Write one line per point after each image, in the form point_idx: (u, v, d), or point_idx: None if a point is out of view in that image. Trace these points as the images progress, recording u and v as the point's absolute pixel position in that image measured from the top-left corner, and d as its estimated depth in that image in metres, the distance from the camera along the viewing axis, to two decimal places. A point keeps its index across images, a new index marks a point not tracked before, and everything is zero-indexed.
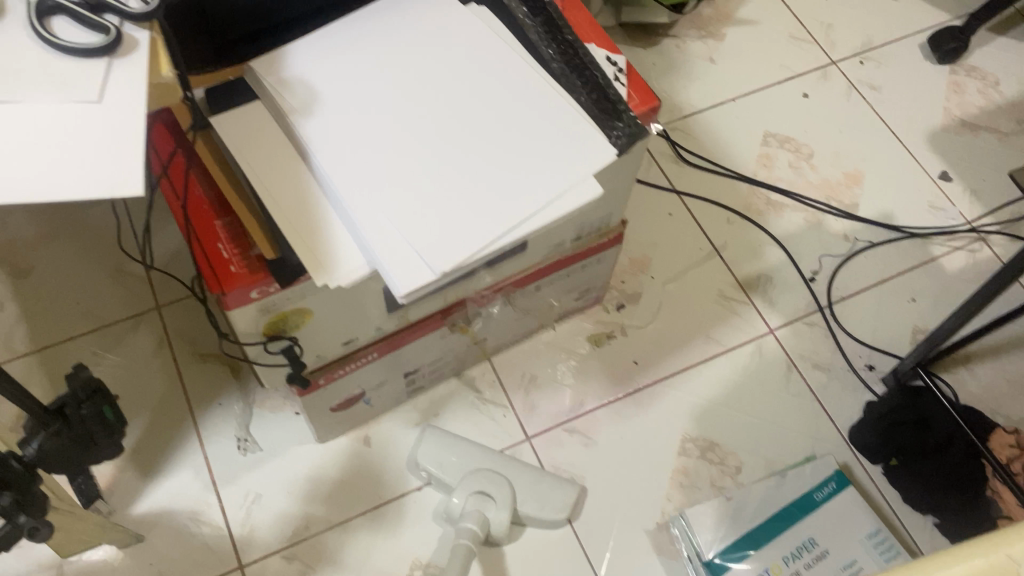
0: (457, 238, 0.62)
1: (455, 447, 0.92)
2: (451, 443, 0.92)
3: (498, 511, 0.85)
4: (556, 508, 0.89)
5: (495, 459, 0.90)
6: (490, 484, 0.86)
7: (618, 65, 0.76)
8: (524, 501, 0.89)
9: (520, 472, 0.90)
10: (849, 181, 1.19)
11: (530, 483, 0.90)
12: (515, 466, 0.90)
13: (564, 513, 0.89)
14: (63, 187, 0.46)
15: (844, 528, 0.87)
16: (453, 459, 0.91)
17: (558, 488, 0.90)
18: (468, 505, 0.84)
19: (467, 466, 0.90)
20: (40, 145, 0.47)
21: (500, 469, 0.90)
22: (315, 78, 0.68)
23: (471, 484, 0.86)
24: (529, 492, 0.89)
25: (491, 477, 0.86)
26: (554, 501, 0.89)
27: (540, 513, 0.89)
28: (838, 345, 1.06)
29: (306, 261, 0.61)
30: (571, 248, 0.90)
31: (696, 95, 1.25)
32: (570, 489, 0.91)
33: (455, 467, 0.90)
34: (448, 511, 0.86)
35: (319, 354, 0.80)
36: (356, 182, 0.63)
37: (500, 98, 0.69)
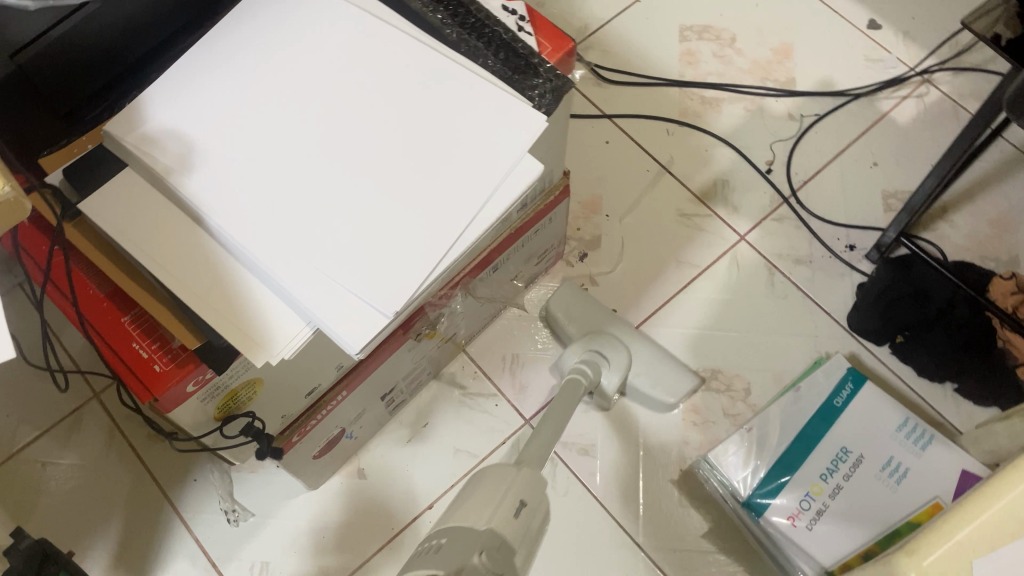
0: (403, 267, 0.54)
1: (587, 307, 0.93)
2: (585, 300, 0.93)
3: (610, 375, 0.84)
4: (667, 390, 0.90)
5: (621, 327, 0.91)
6: (606, 346, 0.85)
7: (518, 13, 0.67)
8: (637, 377, 0.90)
9: (644, 347, 0.91)
10: (779, 56, 1.12)
11: (646, 358, 0.91)
12: (638, 341, 0.91)
13: (672, 398, 0.90)
14: None
15: (872, 427, 0.83)
16: (582, 312, 0.92)
17: (677, 372, 0.91)
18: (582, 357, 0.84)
19: (593, 323, 0.91)
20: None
21: (622, 336, 0.90)
22: (188, 126, 0.58)
23: (590, 341, 0.85)
24: (645, 366, 0.90)
25: (611, 341, 0.85)
26: (667, 382, 0.90)
27: (651, 390, 0.90)
28: (813, 233, 1.01)
29: (236, 341, 0.53)
30: (518, 217, 0.82)
31: (600, 6, 1.16)
32: (687, 377, 0.91)
33: (581, 322, 0.92)
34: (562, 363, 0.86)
35: (284, 413, 0.72)
36: (269, 237, 0.55)
37: (404, 91, 0.60)
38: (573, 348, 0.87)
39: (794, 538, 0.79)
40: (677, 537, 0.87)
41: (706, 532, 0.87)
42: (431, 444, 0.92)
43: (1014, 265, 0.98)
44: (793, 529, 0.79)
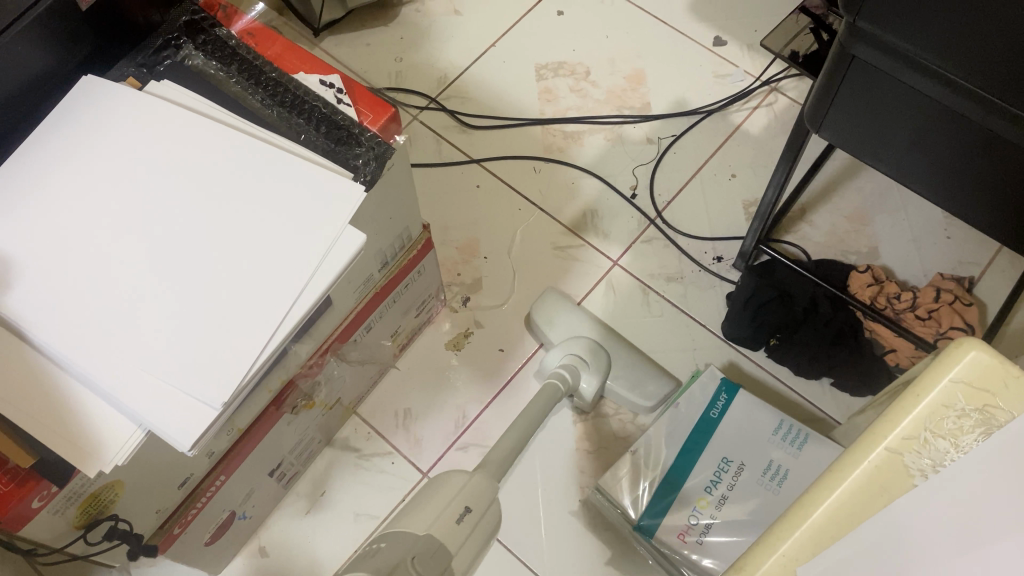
0: (227, 354, 0.55)
1: (566, 315, 0.97)
2: (566, 308, 0.97)
3: (589, 377, 0.89)
4: (642, 395, 0.93)
5: (603, 333, 0.96)
6: (587, 348, 0.90)
7: (335, 85, 0.68)
8: (615, 381, 0.93)
9: (626, 351, 0.95)
10: (632, 83, 1.15)
11: (627, 361, 0.94)
12: (619, 345, 0.95)
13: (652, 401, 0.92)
14: None
15: (750, 434, 0.86)
16: (563, 318, 0.97)
17: (654, 376, 0.93)
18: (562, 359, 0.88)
19: (576, 329, 0.96)
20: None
21: (603, 341, 0.94)
22: (3, 243, 0.58)
23: (570, 344, 0.90)
24: (622, 371, 0.93)
25: (592, 344, 0.89)
26: (643, 385, 0.93)
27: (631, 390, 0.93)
28: (682, 250, 1.04)
29: (68, 455, 0.53)
30: (382, 276, 0.84)
31: (456, 55, 1.18)
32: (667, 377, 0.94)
33: (563, 328, 0.96)
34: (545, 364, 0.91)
35: (159, 508, 0.71)
36: (91, 343, 0.55)
37: (221, 178, 0.61)
38: (554, 352, 0.91)
39: (685, 554, 0.80)
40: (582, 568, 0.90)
41: (608, 559, 0.90)
42: (331, 511, 0.93)
43: (874, 255, 1.03)
44: (684, 545, 0.81)
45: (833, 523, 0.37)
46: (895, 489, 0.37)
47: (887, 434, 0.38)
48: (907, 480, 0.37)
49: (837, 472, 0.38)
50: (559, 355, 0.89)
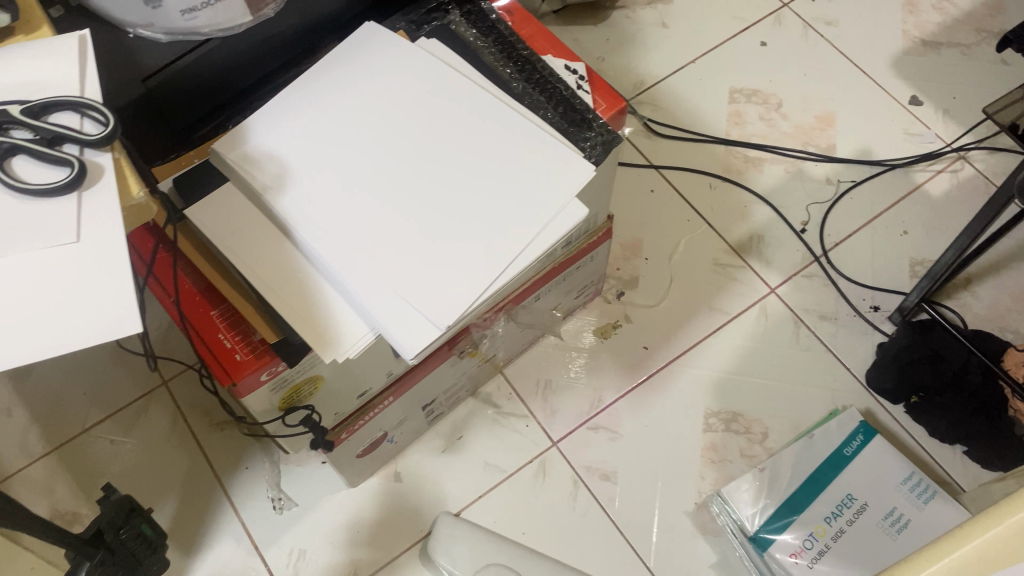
0: (456, 287, 0.62)
1: (472, 541, 0.92)
2: (469, 535, 0.92)
3: None
4: None
5: (512, 555, 0.91)
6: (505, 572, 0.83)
7: (578, 72, 0.75)
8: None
9: (536, 573, 0.90)
10: (822, 124, 1.19)
11: None
12: (530, 565, 0.90)
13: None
14: (55, 346, 0.45)
15: (878, 477, 0.88)
16: (467, 549, 0.91)
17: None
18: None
19: (482, 557, 0.91)
20: (20, 304, 0.46)
21: (516, 565, 0.90)
22: (282, 150, 0.67)
23: (486, 574, 0.83)
24: None
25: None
26: None
27: None
28: (841, 292, 1.07)
29: (310, 339, 0.61)
30: (562, 253, 0.90)
31: (656, 64, 1.24)
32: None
33: (470, 561, 0.90)
34: None
35: (337, 411, 0.80)
36: (344, 250, 0.63)
37: (470, 134, 0.68)
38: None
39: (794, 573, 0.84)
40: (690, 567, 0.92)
41: (714, 563, 0.92)
42: (464, 456, 0.99)
43: None
44: (794, 565, 0.85)
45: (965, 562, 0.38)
46: None
47: None
48: None
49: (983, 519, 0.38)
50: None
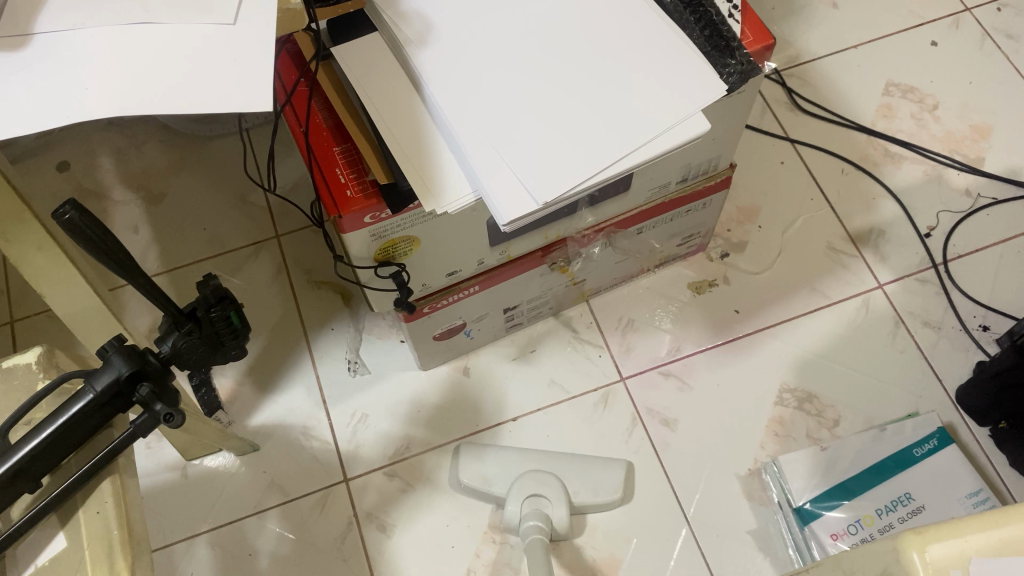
0: (563, 169, 0.63)
1: (495, 454, 0.93)
2: (493, 455, 0.93)
3: (556, 508, 0.86)
4: (609, 489, 0.91)
5: (540, 460, 0.92)
6: (540, 484, 0.87)
7: (733, 2, 0.74)
8: (577, 493, 0.90)
9: (568, 462, 0.92)
10: (975, 134, 1.14)
11: (577, 473, 0.91)
12: (560, 460, 0.92)
13: (618, 491, 0.91)
14: (185, 100, 0.50)
15: (944, 485, 0.85)
16: (497, 468, 0.92)
17: (607, 471, 0.92)
18: (525, 508, 0.86)
19: (511, 471, 0.91)
20: (167, 60, 0.51)
21: (547, 466, 0.91)
22: (432, 12, 0.70)
23: (522, 489, 0.87)
24: (580, 483, 0.90)
25: (542, 477, 0.88)
26: (605, 483, 0.91)
27: (596, 497, 0.90)
28: (951, 304, 1.03)
29: (416, 186, 0.65)
30: (676, 190, 0.89)
31: (815, 42, 1.21)
32: (618, 467, 0.92)
33: (501, 476, 0.91)
34: (507, 523, 0.87)
35: (426, 282, 0.84)
36: (466, 112, 0.65)
37: (611, 35, 0.69)
38: (507, 506, 0.87)
39: (831, 553, 0.83)
40: (728, 528, 0.91)
41: (752, 529, 0.91)
42: (533, 368, 1.02)
43: None
44: (833, 545, 0.83)
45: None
46: None
47: None
48: None
49: None
50: (519, 502, 0.86)
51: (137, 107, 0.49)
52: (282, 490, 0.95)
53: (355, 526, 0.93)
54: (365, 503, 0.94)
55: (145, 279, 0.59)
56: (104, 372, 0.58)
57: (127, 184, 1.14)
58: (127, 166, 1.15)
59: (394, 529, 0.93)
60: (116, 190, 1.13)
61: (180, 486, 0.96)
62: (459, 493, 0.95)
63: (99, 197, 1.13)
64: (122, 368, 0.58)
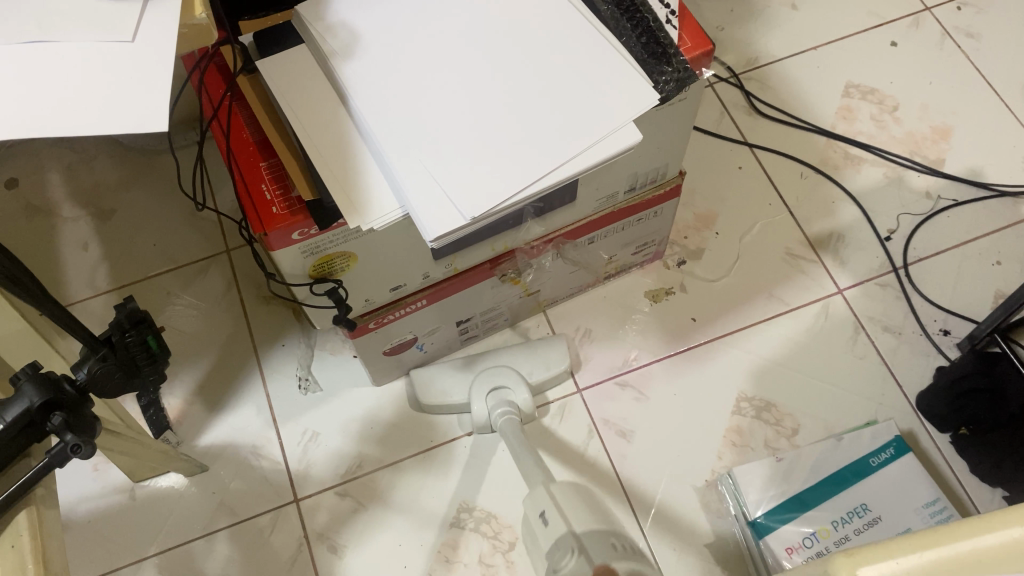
0: (490, 182, 0.61)
1: (447, 371, 0.96)
2: (446, 368, 0.96)
3: (518, 391, 0.91)
4: (557, 361, 0.96)
5: (487, 357, 0.96)
6: (495, 375, 0.92)
7: (670, 7, 0.72)
8: (532, 374, 0.94)
9: (514, 353, 0.96)
10: (936, 136, 1.12)
11: (525, 357, 0.96)
12: (505, 351, 0.96)
13: (565, 359, 0.96)
14: (81, 122, 0.48)
15: (900, 496, 0.84)
16: (452, 379, 0.95)
17: (550, 348, 0.96)
18: (490, 401, 0.90)
19: (466, 374, 0.95)
20: (62, 80, 0.49)
21: (496, 359, 0.96)
22: (359, 24, 0.68)
23: (482, 385, 0.91)
24: (529, 362, 0.95)
25: (495, 370, 0.93)
26: (553, 357, 0.96)
27: (548, 371, 0.95)
28: (912, 309, 1.01)
29: (341, 203, 0.63)
30: (624, 199, 0.87)
31: (775, 44, 1.20)
32: (559, 343, 0.97)
33: (457, 384, 0.95)
34: (478, 420, 0.91)
35: (368, 298, 0.82)
36: (392, 125, 0.63)
37: (544, 46, 0.67)
38: (474, 405, 0.91)
39: (785, 567, 0.81)
40: (685, 542, 0.89)
41: (709, 543, 0.89)
42: None
43: None
44: (786, 558, 0.81)
45: (963, 556, 0.36)
46: None
47: None
48: None
49: (988, 521, 0.36)
50: (484, 396, 0.90)
51: (28, 129, 0.47)
52: (231, 511, 0.93)
53: (306, 547, 0.91)
54: (316, 523, 0.92)
55: (58, 307, 0.57)
56: (14, 403, 0.55)
57: (76, 201, 1.12)
58: (76, 182, 1.13)
59: (345, 548, 0.91)
60: (65, 207, 1.11)
61: (127, 509, 0.94)
62: (411, 511, 0.93)
63: (48, 214, 1.11)
64: (34, 397, 0.55)
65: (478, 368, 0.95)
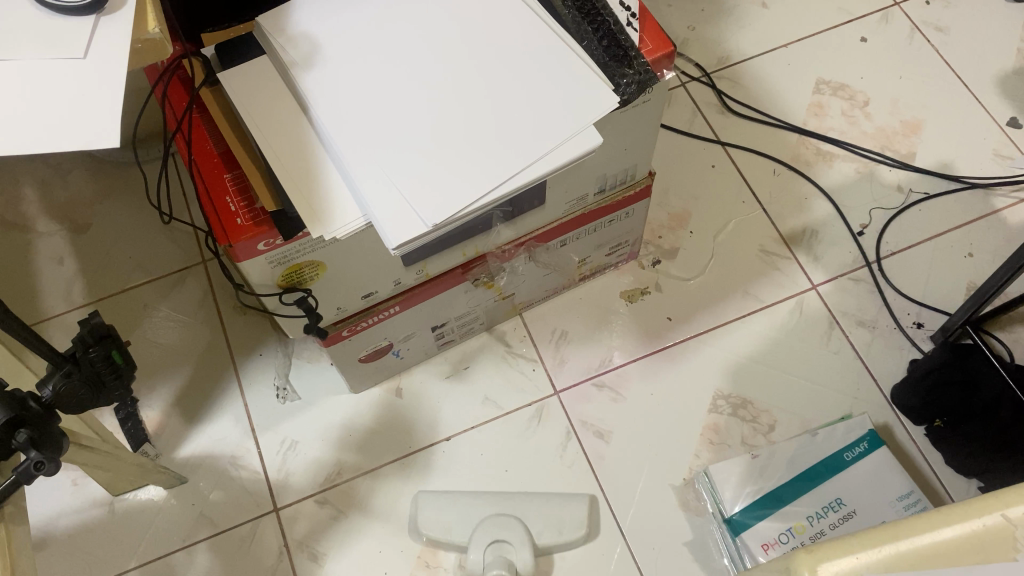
0: (451, 189, 0.62)
1: (451, 500, 0.91)
2: (451, 501, 0.91)
3: (520, 552, 0.85)
4: (574, 526, 0.89)
5: (500, 501, 0.90)
6: (501, 527, 0.86)
7: (630, 10, 0.72)
8: (542, 534, 0.88)
9: (529, 504, 0.90)
10: (906, 130, 1.13)
11: (540, 512, 0.89)
12: (520, 500, 0.90)
13: (583, 528, 0.89)
14: (34, 142, 0.48)
15: (875, 489, 0.85)
16: (456, 516, 0.90)
17: (569, 505, 0.90)
18: (488, 556, 0.84)
19: (472, 517, 0.89)
20: (15, 99, 0.49)
21: (507, 508, 0.90)
22: (319, 33, 0.69)
23: (484, 536, 0.86)
24: (544, 520, 0.89)
25: (504, 521, 0.87)
26: (570, 521, 0.89)
27: (562, 536, 0.88)
28: (885, 302, 1.02)
29: (303, 213, 0.63)
30: (594, 201, 0.88)
31: (746, 42, 1.20)
32: (581, 503, 0.90)
33: (460, 524, 0.89)
34: (471, 571, 0.86)
35: (339, 306, 0.82)
36: (353, 134, 0.64)
37: (504, 51, 0.68)
38: (472, 549, 0.86)
39: (761, 563, 0.82)
40: (663, 540, 0.90)
41: (687, 541, 0.90)
42: (465, 385, 1.00)
43: None
44: (763, 554, 0.82)
45: (917, 552, 0.36)
46: (996, 553, 0.35)
47: (1014, 502, 0.35)
48: (1012, 551, 0.35)
49: (942, 515, 0.36)
50: (482, 548, 0.85)
51: None
52: (211, 522, 0.93)
53: (286, 556, 0.91)
54: (296, 533, 0.92)
55: (24, 327, 0.56)
56: None
57: (51, 215, 1.12)
58: (50, 196, 1.13)
59: (326, 557, 0.91)
60: (40, 221, 1.11)
61: (107, 523, 0.94)
62: (391, 518, 0.93)
63: (23, 229, 1.11)
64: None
65: (485, 514, 0.89)
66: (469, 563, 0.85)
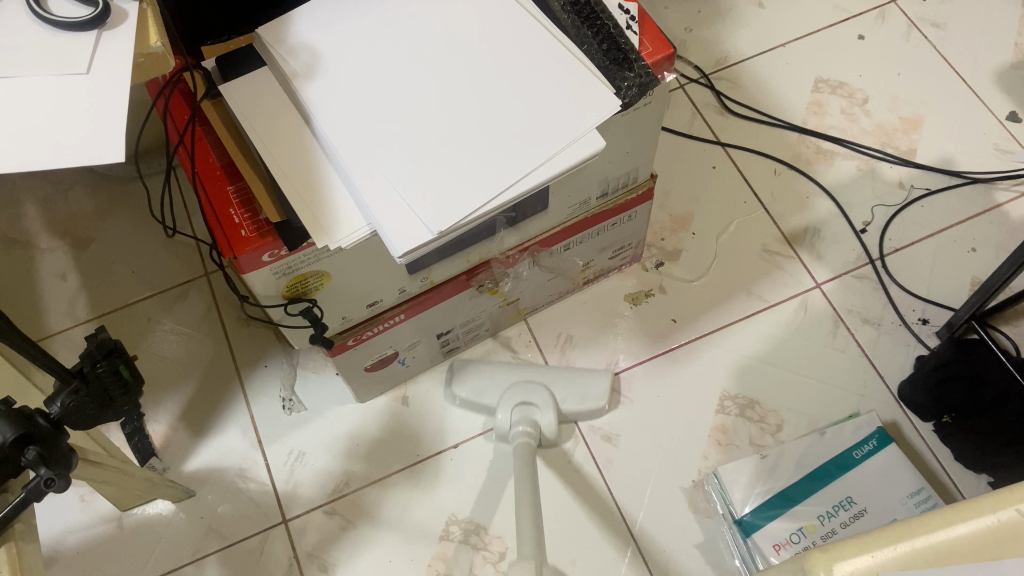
0: (456, 196, 0.62)
1: (481, 377, 0.96)
2: (483, 372, 0.96)
3: (544, 415, 0.89)
4: (595, 397, 0.93)
5: (529, 370, 0.95)
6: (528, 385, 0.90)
7: (630, 13, 0.72)
8: (565, 401, 0.92)
9: (554, 375, 0.95)
10: (906, 126, 1.13)
11: (564, 381, 0.94)
12: (547, 373, 0.95)
13: (604, 399, 0.93)
14: (37, 158, 0.48)
15: (885, 487, 0.84)
16: (487, 384, 0.95)
17: (592, 379, 0.94)
18: (514, 414, 0.89)
19: (502, 384, 0.94)
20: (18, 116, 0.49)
21: (535, 374, 0.94)
22: (319, 44, 0.69)
23: (512, 396, 0.90)
24: (568, 391, 0.93)
25: (530, 386, 0.91)
26: (592, 391, 0.93)
27: (582, 405, 0.93)
28: (890, 299, 1.02)
29: (308, 224, 0.63)
30: (597, 204, 0.88)
31: (743, 43, 1.20)
32: (604, 378, 0.95)
33: (490, 390, 0.94)
34: (498, 429, 0.90)
35: (344, 316, 0.82)
36: (356, 144, 0.64)
37: (504, 58, 0.68)
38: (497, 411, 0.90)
39: (773, 564, 0.81)
40: (674, 543, 0.89)
41: (698, 543, 0.89)
42: None
43: None
44: (774, 555, 0.82)
45: (931, 551, 0.36)
46: (1010, 548, 0.35)
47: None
48: None
49: (953, 512, 0.36)
50: (509, 407, 0.89)
51: None
52: (220, 535, 0.93)
53: (296, 567, 0.91)
54: (305, 543, 0.92)
55: (31, 344, 0.57)
56: None
57: (53, 231, 1.11)
58: (52, 213, 1.13)
59: (336, 566, 0.91)
60: (42, 238, 1.11)
61: (116, 539, 0.93)
62: (400, 526, 0.93)
63: (25, 246, 1.10)
64: (6, 433, 0.54)
65: (515, 379, 0.94)
66: (496, 425, 0.90)
